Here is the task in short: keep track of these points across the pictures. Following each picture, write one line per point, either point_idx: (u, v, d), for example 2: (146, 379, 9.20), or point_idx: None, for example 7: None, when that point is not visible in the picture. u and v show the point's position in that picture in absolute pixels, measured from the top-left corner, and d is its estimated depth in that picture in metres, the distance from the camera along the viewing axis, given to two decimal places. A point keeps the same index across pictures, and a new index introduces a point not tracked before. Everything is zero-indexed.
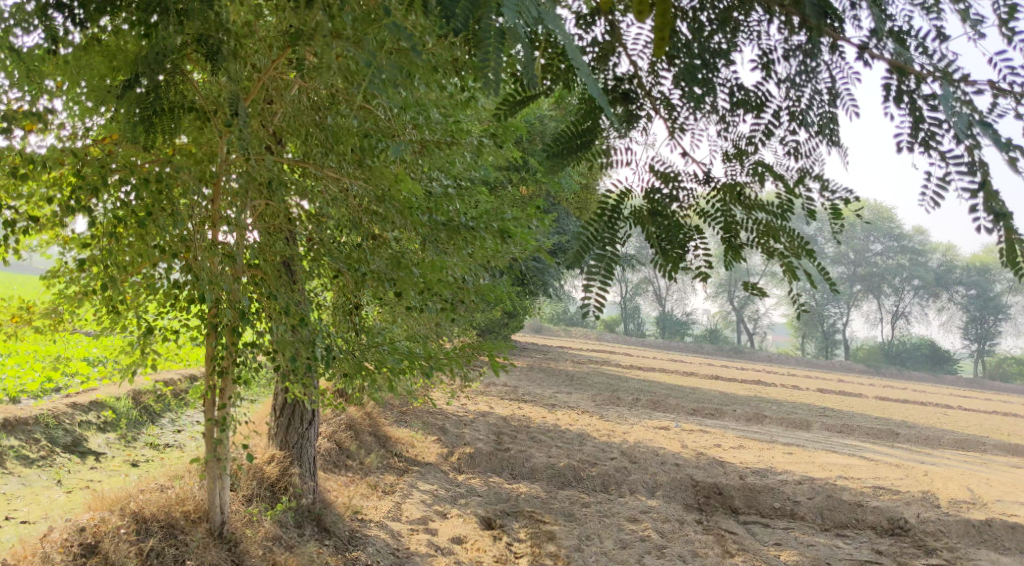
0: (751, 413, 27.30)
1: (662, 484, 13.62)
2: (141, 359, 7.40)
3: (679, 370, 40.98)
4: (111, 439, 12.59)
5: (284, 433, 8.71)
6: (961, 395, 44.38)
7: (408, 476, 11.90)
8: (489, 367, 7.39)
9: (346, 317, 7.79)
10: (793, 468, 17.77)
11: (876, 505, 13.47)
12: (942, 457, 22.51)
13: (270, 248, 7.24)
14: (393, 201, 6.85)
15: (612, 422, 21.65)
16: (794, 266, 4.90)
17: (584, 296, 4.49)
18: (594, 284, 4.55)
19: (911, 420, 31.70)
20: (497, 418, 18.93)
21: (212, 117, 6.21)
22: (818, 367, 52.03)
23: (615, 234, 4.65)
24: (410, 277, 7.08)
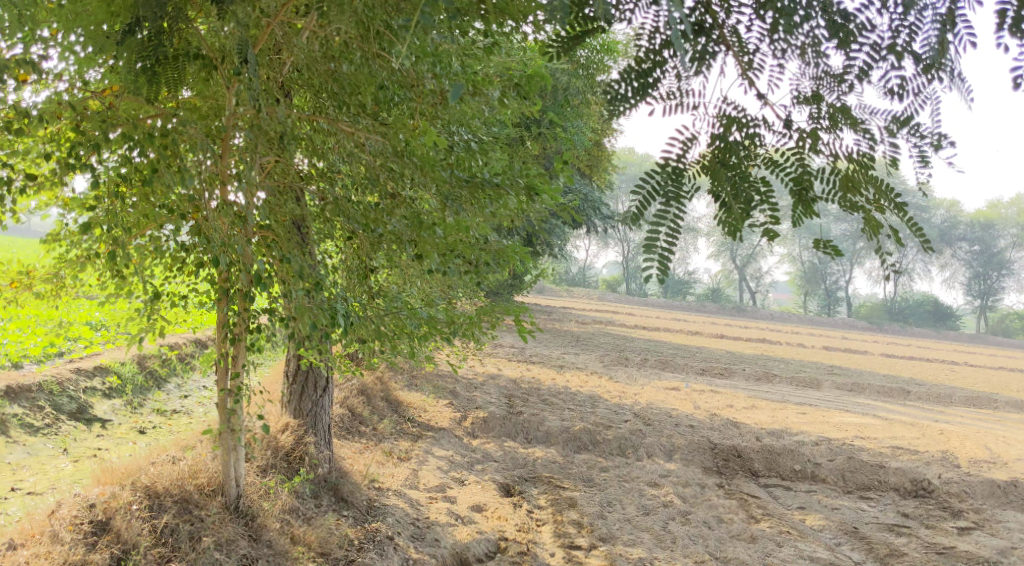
0: (760, 372, 27.07)
1: (680, 448, 13.35)
2: (147, 324, 7.05)
3: (683, 330, 40.75)
4: (116, 405, 12.31)
5: (298, 401, 8.46)
6: (967, 352, 44.13)
7: (423, 441, 11.62)
8: (515, 330, 7.00)
9: (360, 281, 7.31)
10: (808, 429, 17.50)
11: (899, 467, 13.17)
12: (955, 415, 22.26)
13: (280, 209, 6.94)
14: (414, 157, 6.56)
15: (622, 383, 21.41)
16: (879, 223, 3.99)
17: (643, 265, 3.80)
18: (656, 251, 3.81)
19: (918, 378, 31.48)
20: (507, 381, 18.66)
21: (219, 66, 5.80)
22: (823, 324, 51.79)
23: (679, 188, 3.85)
24: (432, 239, 6.59)
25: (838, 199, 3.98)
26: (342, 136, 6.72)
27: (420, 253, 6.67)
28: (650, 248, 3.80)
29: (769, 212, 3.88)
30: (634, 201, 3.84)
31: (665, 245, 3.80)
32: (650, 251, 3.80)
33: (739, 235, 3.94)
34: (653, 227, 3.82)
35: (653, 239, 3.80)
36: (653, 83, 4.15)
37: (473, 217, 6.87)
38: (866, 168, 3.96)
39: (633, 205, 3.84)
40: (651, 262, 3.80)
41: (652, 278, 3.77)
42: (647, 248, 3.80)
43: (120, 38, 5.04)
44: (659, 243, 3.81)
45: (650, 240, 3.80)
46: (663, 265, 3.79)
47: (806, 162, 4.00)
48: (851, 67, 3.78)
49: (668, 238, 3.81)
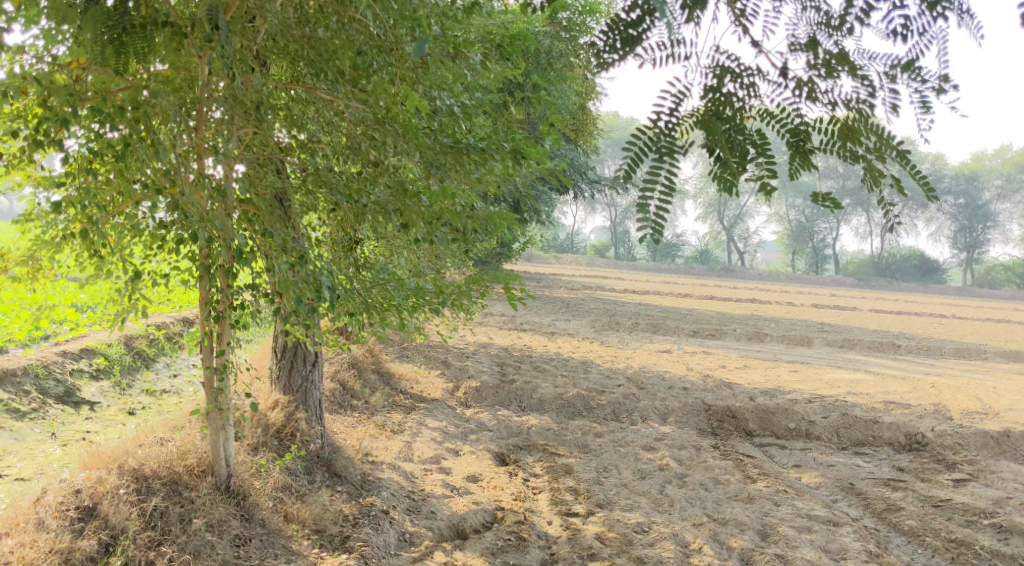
0: (751, 332, 27.05)
1: (674, 411, 13.31)
2: (130, 304, 6.94)
3: (672, 292, 40.71)
4: (105, 387, 12.18)
5: (287, 377, 8.34)
6: (955, 304, 44.23)
7: (415, 413, 11.52)
8: (505, 299, 6.82)
9: (345, 254, 7.26)
10: (801, 387, 17.49)
11: (893, 421, 13.14)
12: (946, 368, 22.30)
13: (260, 182, 6.76)
14: (395, 124, 6.35)
15: (614, 347, 21.37)
16: (880, 172, 3.88)
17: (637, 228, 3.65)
18: (650, 212, 3.67)
19: (908, 332, 31.52)
20: (499, 349, 18.59)
21: (190, 35, 5.67)
22: (812, 282, 51.82)
23: (671, 144, 3.70)
24: (418, 207, 6.45)
25: (836, 150, 3.87)
26: (320, 105, 6.61)
27: (404, 222, 6.50)
28: (643, 207, 3.66)
29: (764, 166, 3.75)
30: (625, 159, 3.70)
31: (658, 205, 3.66)
32: (644, 210, 3.66)
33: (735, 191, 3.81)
34: (646, 186, 3.67)
35: (647, 197, 3.66)
36: (642, 31, 3.99)
37: (458, 184, 6.70)
38: (866, 116, 3.84)
39: (624, 163, 3.69)
40: (645, 222, 3.66)
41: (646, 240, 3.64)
42: (640, 207, 3.66)
43: (84, 8, 5.01)
44: (652, 200, 3.66)
45: (643, 199, 3.66)
46: (657, 225, 3.66)
47: (802, 113, 3.88)
48: (850, 10, 3.65)
49: (662, 196, 3.67)
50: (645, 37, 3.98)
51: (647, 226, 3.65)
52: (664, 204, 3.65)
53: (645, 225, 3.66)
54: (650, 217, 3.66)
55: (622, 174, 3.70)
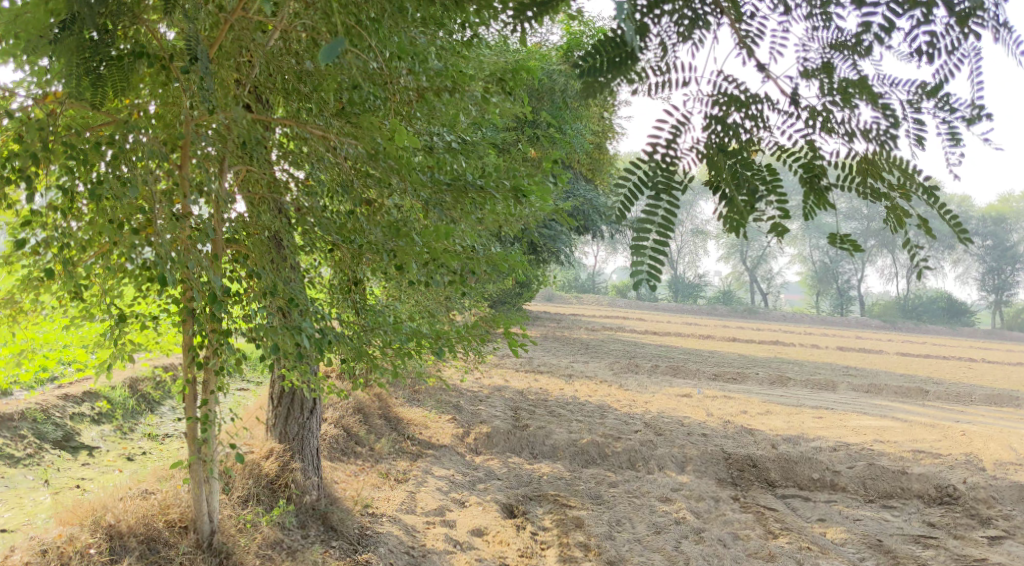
0: (774, 375, 26.49)
1: (692, 459, 12.83)
2: (113, 349, 6.61)
3: (695, 333, 40.13)
4: (105, 431, 11.84)
5: (283, 425, 8.01)
6: (983, 348, 43.40)
7: (423, 461, 11.12)
8: (505, 342, 6.31)
9: (344, 296, 7.05)
10: (825, 434, 16.94)
11: (922, 473, 12.60)
12: (977, 415, 21.67)
13: (254, 223, 6.50)
14: (389, 159, 6.02)
15: (633, 391, 20.90)
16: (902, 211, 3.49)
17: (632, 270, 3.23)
18: (647, 252, 3.25)
19: (936, 376, 30.85)
20: (514, 393, 18.16)
21: (170, 65, 5.33)
22: (836, 324, 51.10)
23: (670, 179, 3.31)
24: (412, 247, 6.09)
25: (855, 186, 3.49)
26: (312, 139, 6.22)
27: (400, 264, 6.16)
28: (640, 248, 3.25)
29: (775, 205, 3.36)
30: (618, 196, 3.30)
31: (656, 244, 3.24)
32: (640, 250, 3.25)
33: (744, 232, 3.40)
34: (642, 224, 3.26)
35: (643, 236, 3.25)
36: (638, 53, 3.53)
37: (458, 223, 6.36)
38: (887, 148, 3.46)
39: (617, 200, 3.29)
40: (641, 265, 3.25)
41: (644, 284, 3.22)
42: (636, 249, 3.25)
43: (54, 35, 4.53)
44: (650, 240, 3.25)
45: (640, 238, 3.25)
46: (655, 268, 3.24)
47: (816, 146, 3.48)
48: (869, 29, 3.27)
49: (660, 235, 3.25)
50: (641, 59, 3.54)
51: (644, 269, 3.24)
52: (662, 243, 3.24)
53: (642, 267, 3.25)
54: (647, 259, 3.25)
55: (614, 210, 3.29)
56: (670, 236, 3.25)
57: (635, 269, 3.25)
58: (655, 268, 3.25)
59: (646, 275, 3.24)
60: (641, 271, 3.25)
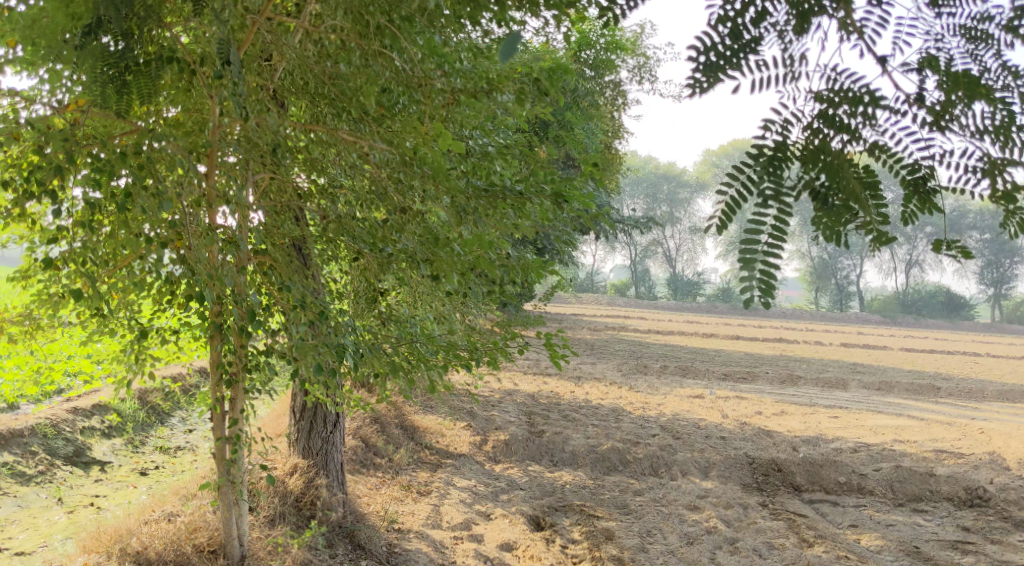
0: (784, 374, 26.24)
1: (716, 464, 12.59)
2: (136, 366, 6.35)
3: (698, 332, 39.87)
4: (117, 446, 11.57)
5: (307, 439, 7.77)
6: (988, 342, 43.17)
7: (443, 471, 10.87)
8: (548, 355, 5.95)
9: (370, 305, 6.86)
10: (844, 434, 16.69)
11: (950, 475, 12.36)
12: (992, 412, 21.40)
13: (276, 230, 6.23)
14: (424, 165, 5.64)
15: (644, 392, 20.64)
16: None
17: (740, 282, 2.91)
18: (756, 265, 2.91)
19: (945, 373, 30.56)
20: (526, 397, 17.90)
21: (197, 70, 5.01)
22: (840, 320, 50.86)
23: (778, 184, 2.96)
24: (450, 257, 5.69)
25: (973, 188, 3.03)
26: (342, 145, 5.91)
27: (436, 274, 5.79)
28: (748, 261, 2.91)
29: (884, 209, 2.93)
30: (719, 208, 2.97)
31: (765, 256, 2.91)
32: (749, 263, 2.91)
33: (843, 240, 2.96)
34: (749, 235, 2.92)
35: (750, 246, 2.91)
36: (754, 41, 2.91)
37: (493, 230, 6.04)
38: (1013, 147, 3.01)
39: (717, 212, 2.97)
40: (751, 279, 2.90)
41: (754, 300, 2.87)
42: (742, 262, 2.92)
43: (79, 42, 4.27)
44: (759, 252, 2.91)
45: (747, 250, 2.92)
46: (765, 282, 2.90)
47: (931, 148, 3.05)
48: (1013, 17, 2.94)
49: (770, 244, 2.91)
50: (760, 46, 2.91)
51: (754, 283, 2.88)
52: (773, 254, 2.89)
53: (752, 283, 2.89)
54: (757, 272, 2.90)
55: (716, 223, 2.98)
56: (783, 245, 2.90)
57: (745, 286, 2.89)
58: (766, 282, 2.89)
59: (758, 291, 2.89)
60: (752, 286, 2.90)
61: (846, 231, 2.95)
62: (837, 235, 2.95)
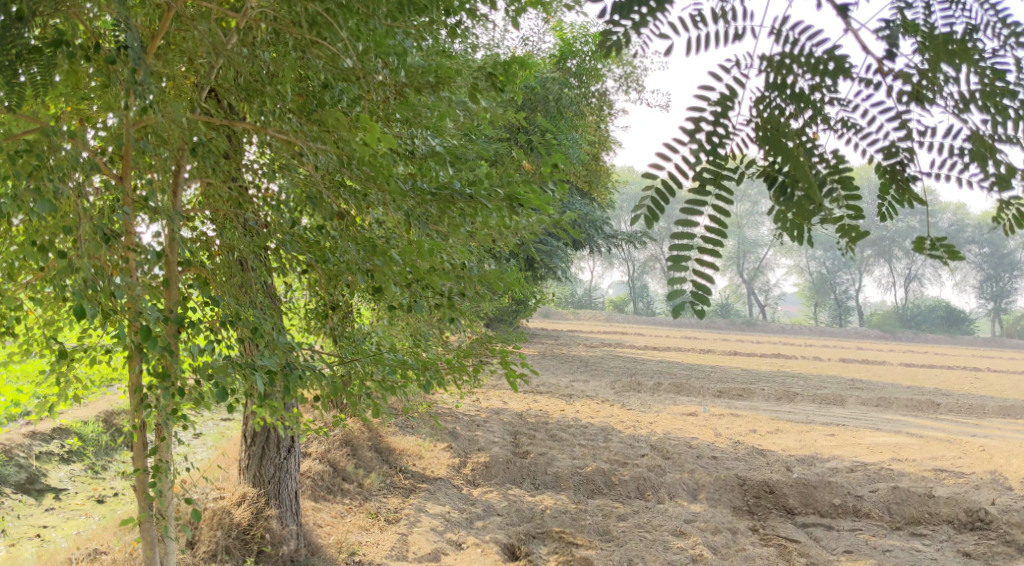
0: (781, 390, 25.64)
1: (705, 486, 12.05)
2: (59, 391, 5.86)
3: (694, 348, 39.26)
4: (75, 471, 11.03)
5: (258, 467, 7.41)
6: (986, 357, 42.61)
7: (416, 496, 10.33)
8: (505, 375, 5.37)
9: (322, 322, 6.37)
10: (840, 453, 16.15)
11: (950, 496, 11.81)
12: (992, 429, 20.83)
13: (219, 242, 5.83)
14: (363, 167, 5.16)
15: (636, 411, 20.09)
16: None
17: (669, 288, 2.34)
18: (690, 265, 2.34)
19: (945, 388, 29.97)
20: (512, 416, 17.34)
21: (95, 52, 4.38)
22: (837, 335, 50.32)
23: (719, 167, 2.38)
24: (391, 267, 5.19)
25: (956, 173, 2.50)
26: (277, 144, 5.40)
27: (377, 285, 5.30)
28: (677, 262, 2.35)
29: (846, 200, 2.41)
30: (647, 193, 2.37)
31: (701, 255, 2.34)
32: (679, 263, 2.35)
33: (805, 236, 2.42)
34: (682, 228, 2.36)
35: (683, 243, 2.35)
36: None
37: (445, 237, 5.54)
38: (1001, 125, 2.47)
39: (646, 197, 2.37)
40: (682, 284, 2.35)
41: (685, 311, 2.31)
42: (672, 263, 2.36)
43: None
44: (691, 248, 2.34)
45: (678, 246, 2.35)
46: (701, 288, 2.34)
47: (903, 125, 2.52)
48: None
49: (706, 241, 2.34)
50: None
51: (685, 290, 2.33)
52: (709, 254, 2.33)
53: (683, 288, 2.34)
54: (689, 276, 2.34)
55: (644, 209, 2.36)
56: (722, 244, 2.34)
57: (674, 292, 2.34)
58: (702, 286, 2.33)
59: (689, 299, 2.34)
60: (683, 292, 2.35)
61: (811, 226, 2.42)
62: (801, 232, 2.41)
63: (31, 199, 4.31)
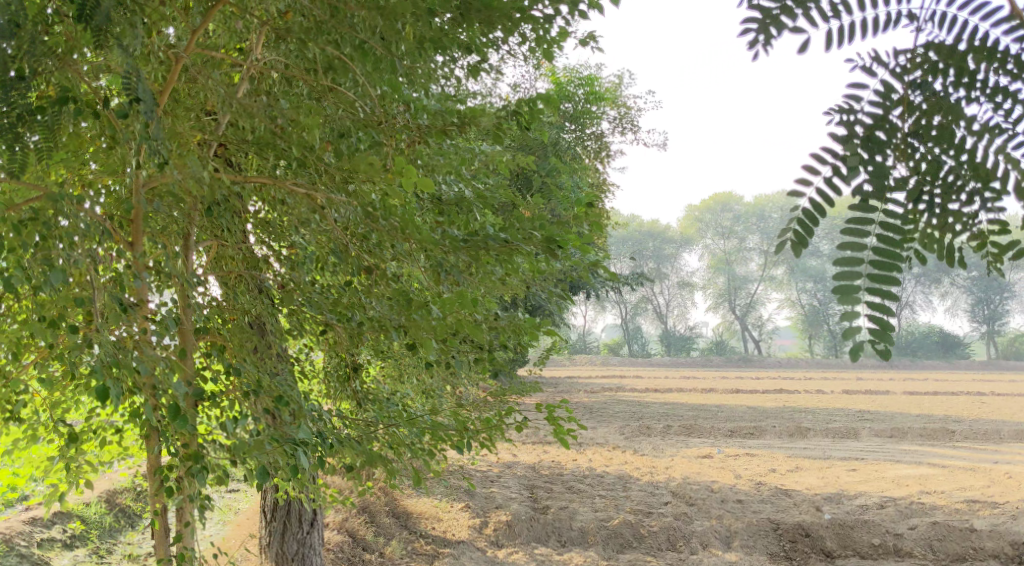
0: (792, 426, 25.18)
1: (738, 533, 11.57)
2: (68, 477, 5.42)
3: (696, 388, 38.81)
4: (79, 556, 10.51)
5: (280, 543, 7.07)
6: (990, 380, 42.23)
7: (440, 563, 9.84)
8: (551, 430, 4.94)
9: (342, 385, 5.97)
10: (866, 489, 15.69)
11: (993, 530, 11.37)
12: (1013, 454, 20.40)
13: (232, 306, 5.45)
14: (390, 218, 4.78)
15: (649, 456, 19.62)
16: None
17: (839, 324, 1.83)
18: (862, 296, 1.85)
19: (955, 415, 29.53)
20: (525, 469, 16.85)
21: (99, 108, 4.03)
22: (837, 366, 49.93)
23: (880, 179, 1.94)
24: (425, 320, 4.77)
25: None
26: (295, 200, 5.02)
27: (411, 342, 4.88)
28: (847, 295, 1.87)
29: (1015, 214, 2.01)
30: (795, 217, 1.92)
31: (874, 282, 1.86)
32: (849, 297, 1.86)
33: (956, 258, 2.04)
34: (846, 255, 1.90)
35: (851, 270, 1.88)
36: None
37: (476, 287, 5.17)
38: None
39: (793, 221, 1.91)
40: (855, 320, 1.85)
41: (867, 350, 1.80)
42: (841, 295, 1.87)
43: None
44: (861, 276, 1.87)
45: (846, 274, 1.88)
46: (880, 323, 1.83)
47: None
48: None
49: (879, 265, 1.88)
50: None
51: (863, 325, 1.82)
52: (883, 282, 1.86)
53: (859, 324, 1.83)
54: (863, 309, 1.85)
55: (791, 235, 1.92)
56: (897, 271, 1.88)
57: (846, 332, 1.84)
58: (880, 322, 1.83)
59: (869, 338, 1.82)
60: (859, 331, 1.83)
61: (961, 246, 2.04)
62: (949, 253, 2.03)
63: (39, 271, 3.89)
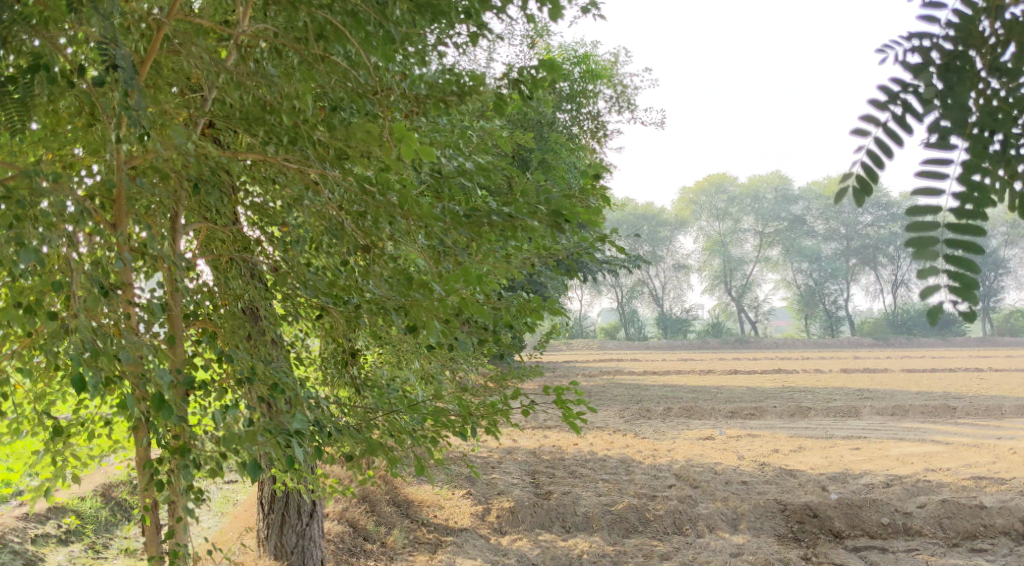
0: (792, 406, 24.96)
1: (745, 515, 11.37)
2: (55, 473, 5.19)
3: (694, 370, 38.56)
4: (75, 552, 10.29)
5: (279, 535, 6.90)
6: (988, 357, 42.04)
7: (443, 551, 9.65)
8: (561, 413, 4.70)
9: (340, 371, 5.74)
10: (871, 467, 15.51)
11: (1003, 506, 11.20)
12: (1016, 430, 20.21)
13: (225, 290, 5.21)
14: (387, 193, 4.51)
15: (650, 439, 19.42)
16: None
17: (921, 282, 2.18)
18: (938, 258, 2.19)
19: (956, 391, 29.31)
20: (526, 454, 16.66)
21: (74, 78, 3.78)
22: (835, 345, 49.75)
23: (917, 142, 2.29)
24: (427, 300, 4.52)
25: None
26: (287, 176, 4.77)
27: (412, 323, 4.65)
28: (923, 253, 2.21)
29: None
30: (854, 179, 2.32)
31: (949, 244, 2.20)
32: (926, 258, 2.21)
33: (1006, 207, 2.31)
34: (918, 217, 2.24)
35: (927, 233, 2.22)
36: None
37: (479, 265, 4.93)
38: None
39: (851, 181, 2.31)
40: (933, 280, 2.19)
41: (943, 308, 2.16)
42: (917, 253, 2.22)
43: None
44: (937, 239, 2.21)
45: (922, 237, 2.22)
46: (958, 279, 2.17)
47: None
48: None
49: (953, 229, 2.22)
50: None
51: (941, 285, 2.17)
52: (959, 243, 2.20)
53: (937, 284, 2.18)
54: (940, 270, 2.19)
55: (852, 185, 2.31)
56: (970, 233, 2.21)
57: (925, 290, 2.19)
58: (957, 279, 2.17)
59: (946, 295, 2.17)
60: (936, 291, 2.18)
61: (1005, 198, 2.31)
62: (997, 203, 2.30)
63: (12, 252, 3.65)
